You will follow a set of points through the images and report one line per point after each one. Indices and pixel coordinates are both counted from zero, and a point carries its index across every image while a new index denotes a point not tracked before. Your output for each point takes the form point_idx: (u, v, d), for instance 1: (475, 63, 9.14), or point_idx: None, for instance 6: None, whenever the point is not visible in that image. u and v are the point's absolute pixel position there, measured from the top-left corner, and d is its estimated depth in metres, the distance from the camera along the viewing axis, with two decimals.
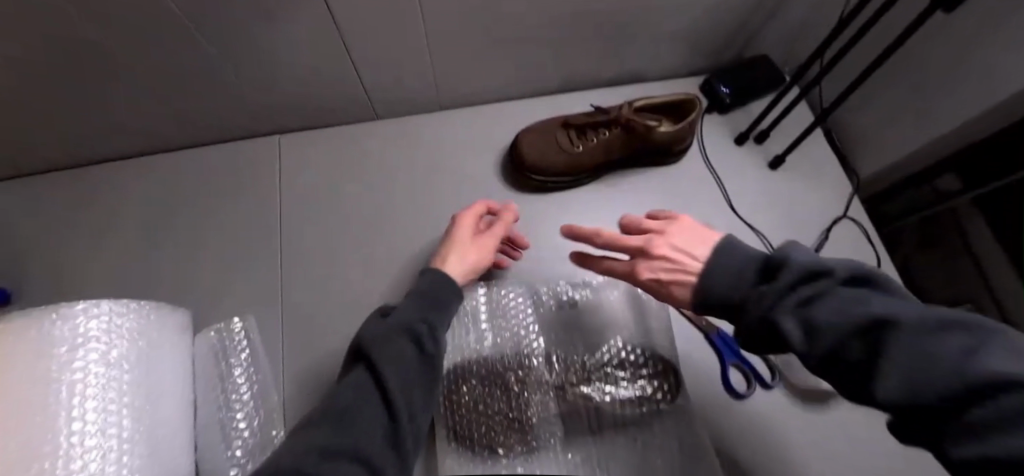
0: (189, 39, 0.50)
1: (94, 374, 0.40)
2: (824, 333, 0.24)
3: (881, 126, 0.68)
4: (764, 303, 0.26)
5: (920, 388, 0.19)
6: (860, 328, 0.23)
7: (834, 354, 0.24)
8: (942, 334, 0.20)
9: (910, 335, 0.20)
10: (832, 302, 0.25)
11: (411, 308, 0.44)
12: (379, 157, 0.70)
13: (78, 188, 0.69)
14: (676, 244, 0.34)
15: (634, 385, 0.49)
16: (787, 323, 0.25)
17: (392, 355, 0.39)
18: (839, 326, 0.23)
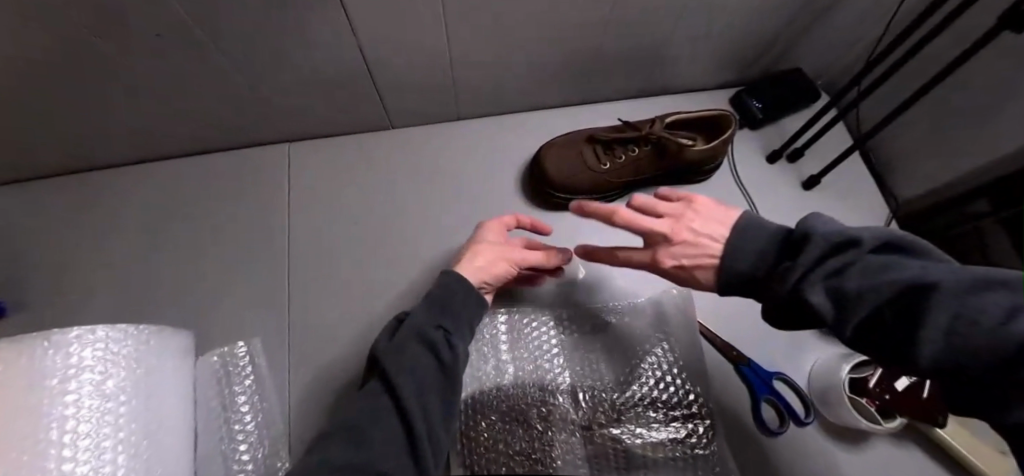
0: (200, 41, 0.46)
1: (87, 407, 0.36)
2: (860, 304, 0.25)
3: (924, 145, 0.65)
4: (793, 280, 0.27)
5: (968, 352, 0.21)
6: (894, 298, 0.24)
7: (865, 322, 0.25)
8: (978, 294, 0.21)
9: (949, 298, 0.22)
10: (862, 270, 0.25)
11: (420, 314, 0.41)
12: (396, 167, 0.67)
13: (78, 194, 0.66)
14: (700, 228, 0.32)
15: (665, 428, 0.46)
16: (822, 298, 0.26)
17: (412, 367, 0.36)
18: (873, 295, 0.25)
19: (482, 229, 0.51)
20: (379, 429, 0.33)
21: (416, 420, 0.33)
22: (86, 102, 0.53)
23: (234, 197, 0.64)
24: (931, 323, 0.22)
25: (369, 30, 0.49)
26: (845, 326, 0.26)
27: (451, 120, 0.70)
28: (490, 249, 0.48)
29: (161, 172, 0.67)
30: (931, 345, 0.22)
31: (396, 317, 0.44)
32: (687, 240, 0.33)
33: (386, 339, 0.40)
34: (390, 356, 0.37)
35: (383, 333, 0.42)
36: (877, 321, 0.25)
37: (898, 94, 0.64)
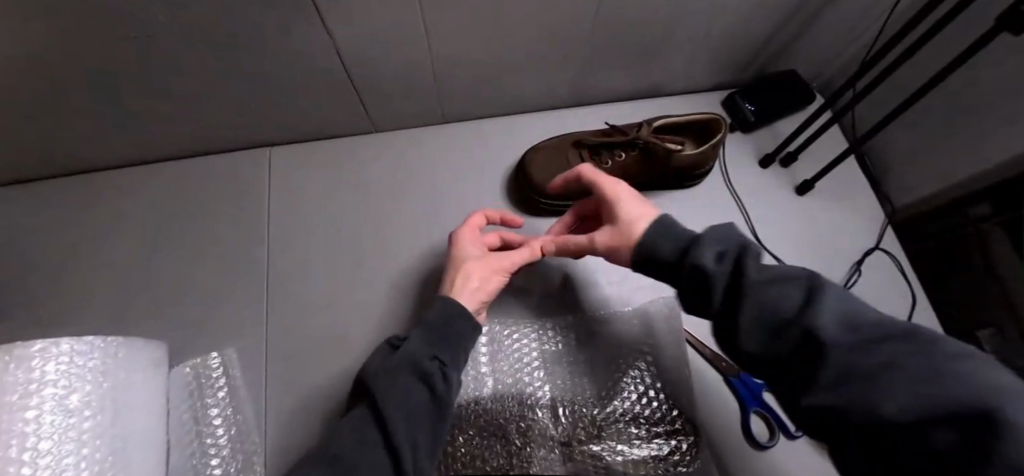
0: (179, 42, 0.45)
1: (49, 423, 0.34)
2: (766, 279, 0.30)
3: (921, 149, 0.63)
4: (712, 244, 0.33)
5: (850, 341, 0.25)
6: (798, 284, 0.29)
7: (771, 300, 0.29)
8: (856, 313, 0.27)
9: (836, 291, 0.28)
10: (770, 266, 0.31)
11: (420, 344, 0.39)
12: (383, 170, 0.65)
13: (57, 200, 0.64)
14: (630, 205, 0.40)
15: (648, 445, 0.45)
16: (742, 263, 0.31)
17: (406, 401, 0.36)
18: (779, 278, 0.30)
19: (460, 245, 0.47)
20: (368, 459, 0.33)
21: (405, 454, 0.33)
22: (63, 107, 0.51)
23: (215, 202, 0.63)
24: (827, 305, 0.27)
25: (351, 34, 0.48)
26: (752, 293, 0.29)
27: (438, 123, 0.69)
28: (479, 267, 0.44)
29: (143, 177, 0.66)
30: (828, 321, 0.26)
31: (398, 338, 0.42)
32: (615, 212, 0.41)
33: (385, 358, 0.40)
34: (382, 379, 0.37)
35: (382, 356, 0.40)
36: (782, 303, 0.28)
37: (894, 97, 0.63)
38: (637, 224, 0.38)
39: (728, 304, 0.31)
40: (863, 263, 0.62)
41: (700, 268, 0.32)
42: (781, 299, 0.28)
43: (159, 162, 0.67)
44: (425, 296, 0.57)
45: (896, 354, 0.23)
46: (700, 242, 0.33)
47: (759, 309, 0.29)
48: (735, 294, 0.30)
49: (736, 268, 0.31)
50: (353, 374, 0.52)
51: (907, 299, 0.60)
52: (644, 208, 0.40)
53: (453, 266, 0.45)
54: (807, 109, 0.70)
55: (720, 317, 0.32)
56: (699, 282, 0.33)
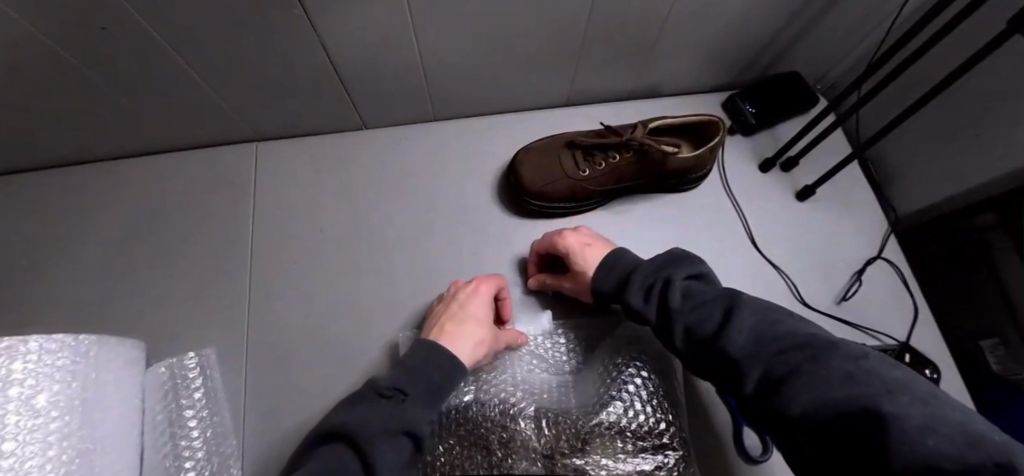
0: (161, 38, 0.43)
1: (13, 423, 0.33)
2: (690, 306, 0.36)
3: (926, 157, 0.61)
4: (639, 281, 0.40)
5: (757, 351, 0.30)
6: (717, 310, 0.34)
7: (694, 325, 0.35)
8: (760, 322, 0.32)
9: (747, 305, 0.33)
10: (696, 290, 0.37)
11: (419, 403, 0.36)
12: (374, 167, 0.64)
13: (42, 193, 0.63)
14: (581, 251, 0.47)
15: (634, 459, 0.43)
16: (667, 297, 0.37)
17: (392, 461, 0.31)
18: (700, 303, 0.36)
19: (466, 299, 0.47)
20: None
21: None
22: (44, 102, 0.50)
23: (201, 198, 0.62)
24: (740, 325, 0.32)
25: (335, 34, 0.46)
26: (677, 319, 0.36)
27: (429, 121, 0.67)
28: (479, 326, 0.44)
29: (128, 171, 0.64)
30: (740, 339, 0.31)
31: (388, 387, 0.36)
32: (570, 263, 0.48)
33: (373, 415, 0.34)
34: (380, 443, 0.32)
35: (377, 410, 0.34)
36: (703, 326, 0.34)
37: (899, 102, 0.61)
38: (588, 272, 0.46)
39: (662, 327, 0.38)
40: (863, 272, 0.60)
41: (635, 305, 0.40)
42: (701, 323, 0.34)
43: (145, 155, 0.65)
44: (410, 299, 0.55)
45: (800, 361, 0.28)
46: (632, 280, 0.40)
47: (687, 330, 0.35)
48: (666, 320, 0.37)
49: (663, 301, 0.38)
50: (335, 375, 0.51)
51: (910, 311, 0.58)
52: (591, 250, 0.46)
53: (455, 313, 0.45)
54: (810, 111, 0.68)
55: (659, 333, 0.39)
56: (641, 316, 0.40)
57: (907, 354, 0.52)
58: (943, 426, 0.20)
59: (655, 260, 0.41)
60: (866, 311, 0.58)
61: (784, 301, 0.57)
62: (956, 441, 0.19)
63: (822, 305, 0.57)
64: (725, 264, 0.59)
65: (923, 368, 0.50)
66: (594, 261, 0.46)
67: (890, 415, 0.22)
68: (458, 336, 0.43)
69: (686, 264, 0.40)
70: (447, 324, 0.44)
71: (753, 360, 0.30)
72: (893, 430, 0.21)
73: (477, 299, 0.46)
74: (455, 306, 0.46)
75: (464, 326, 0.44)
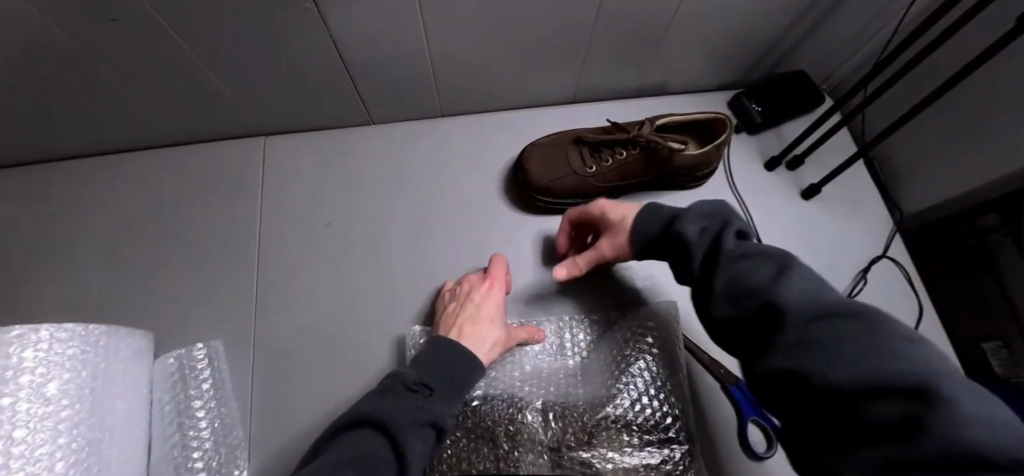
0: (172, 32, 0.44)
1: (24, 411, 0.33)
2: (738, 256, 0.32)
3: (931, 157, 0.61)
4: (689, 222, 0.36)
5: (809, 309, 0.26)
6: (772, 263, 0.30)
7: (744, 274, 0.30)
8: (810, 284, 0.28)
9: (803, 268, 0.29)
10: (750, 245, 0.33)
11: (442, 400, 0.37)
12: (381, 162, 0.64)
13: (49, 185, 0.63)
14: (615, 209, 0.46)
15: (640, 453, 0.44)
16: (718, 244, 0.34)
17: (418, 452, 0.33)
18: (751, 256, 0.32)
19: (477, 296, 0.47)
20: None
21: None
22: (55, 93, 0.50)
23: (208, 191, 0.62)
24: (794, 281, 0.28)
25: (343, 30, 0.47)
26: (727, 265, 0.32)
27: (436, 117, 0.67)
28: (492, 323, 0.46)
29: (135, 164, 0.65)
30: (791, 294, 0.27)
31: (415, 382, 0.37)
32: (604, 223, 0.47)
33: (399, 406, 0.35)
34: (409, 434, 0.33)
35: (408, 403, 0.35)
36: (754, 276, 0.30)
37: (904, 103, 0.61)
38: (626, 224, 0.44)
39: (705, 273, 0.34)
40: (869, 271, 0.60)
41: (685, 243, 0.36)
42: (752, 273, 0.30)
43: (153, 149, 0.66)
44: (416, 294, 0.56)
45: (849, 329, 0.25)
46: (682, 225, 0.36)
47: (733, 279, 0.31)
48: (710, 268, 0.33)
49: (711, 248, 0.34)
50: (343, 368, 0.51)
51: (915, 310, 0.58)
52: (625, 207, 0.46)
53: (467, 312, 0.46)
54: (816, 110, 0.69)
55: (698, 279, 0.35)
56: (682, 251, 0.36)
57: None
58: (995, 420, 0.19)
59: (705, 207, 0.37)
60: None
61: None
62: (1005, 436, 0.18)
63: None
64: None
65: None
66: (630, 213, 0.44)
67: (949, 398, 0.19)
68: (473, 336, 0.44)
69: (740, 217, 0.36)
70: (465, 325, 0.45)
71: (797, 316, 0.26)
72: (940, 412, 0.19)
73: (491, 300, 0.47)
74: (466, 304, 0.47)
75: (483, 327, 0.45)
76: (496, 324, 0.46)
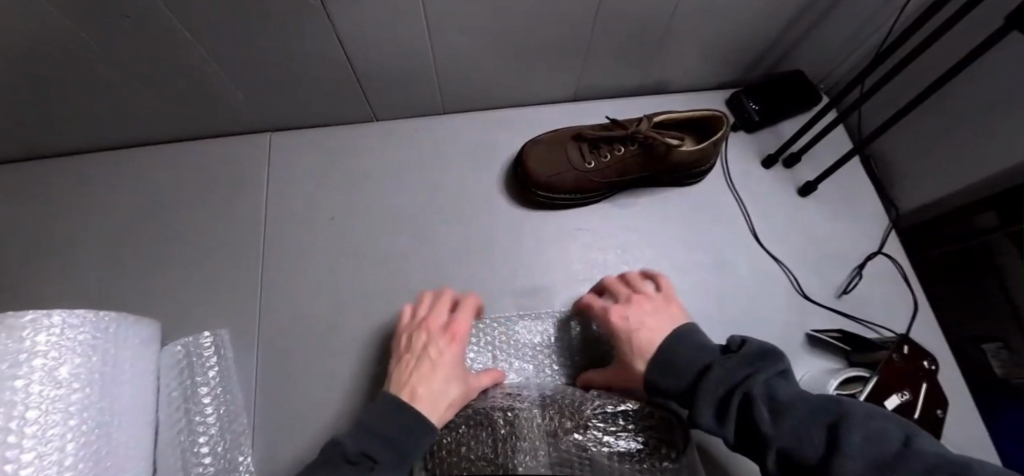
0: (181, 32, 0.45)
1: (37, 393, 0.34)
2: (674, 370, 0.36)
3: (923, 157, 0.62)
4: (708, 401, 0.33)
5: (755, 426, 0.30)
6: (806, 425, 0.28)
7: (789, 446, 0.28)
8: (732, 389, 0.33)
9: (717, 370, 0.34)
10: (784, 396, 0.31)
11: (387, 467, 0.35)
12: (383, 157, 0.66)
13: (61, 177, 0.65)
14: (634, 333, 0.41)
15: (636, 437, 0.44)
16: (749, 410, 0.31)
17: None
18: (685, 372, 0.36)
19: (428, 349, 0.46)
20: None
21: None
22: (66, 90, 0.52)
23: (216, 186, 0.64)
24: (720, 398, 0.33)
25: (345, 30, 0.48)
26: (767, 443, 0.29)
27: (438, 115, 0.69)
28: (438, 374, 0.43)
29: (144, 157, 0.66)
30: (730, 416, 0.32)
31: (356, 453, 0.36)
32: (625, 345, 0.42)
33: None
34: None
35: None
36: (803, 450, 0.28)
37: (899, 99, 0.62)
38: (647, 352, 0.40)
39: (745, 437, 0.32)
40: (864, 267, 0.61)
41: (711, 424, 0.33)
42: (796, 444, 0.28)
43: (161, 144, 0.68)
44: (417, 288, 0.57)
45: (799, 432, 0.28)
46: (700, 392, 0.33)
47: (779, 454, 0.29)
48: (755, 440, 0.31)
49: (746, 415, 0.31)
50: (344, 358, 0.53)
51: (911, 306, 0.59)
52: (646, 333, 0.41)
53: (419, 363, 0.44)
54: (812, 109, 0.69)
55: (740, 446, 0.33)
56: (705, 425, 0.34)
57: (907, 346, 0.48)
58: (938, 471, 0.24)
59: (727, 366, 0.34)
60: (866, 305, 0.58)
61: (784, 295, 0.58)
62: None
63: (822, 298, 0.58)
64: (727, 258, 0.60)
65: (920, 360, 0.48)
66: (650, 345, 0.39)
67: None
68: (419, 385, 0.42)
69: (765, 361, 0.34)
70: (424, 382, 0.42)
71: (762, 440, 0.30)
72: None
73: (454, 352, 0.46)
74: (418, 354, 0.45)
75: (444, 382, 0.43)
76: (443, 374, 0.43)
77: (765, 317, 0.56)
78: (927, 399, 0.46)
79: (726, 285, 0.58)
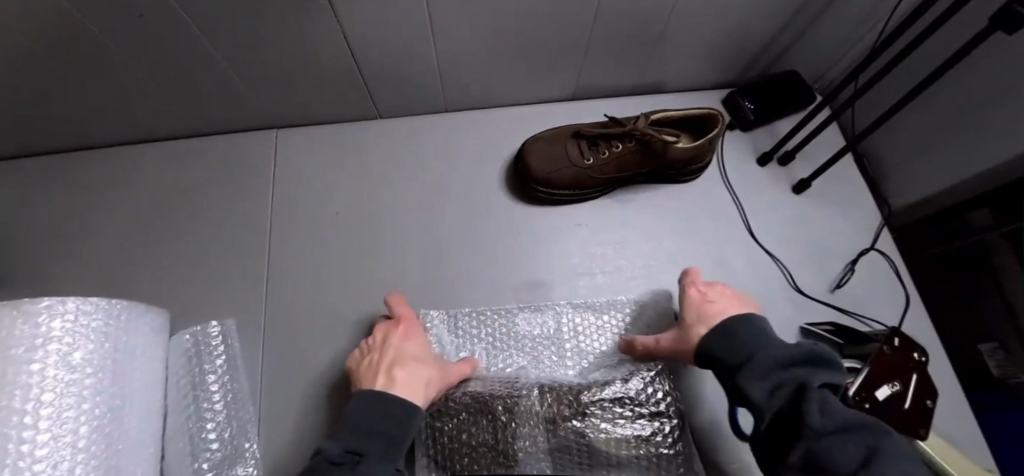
0: (192, 31, 0.47)
1: (52, 376, 0.35)
2: (730, 346, 0.36)
3: (914, 156, 0.63)
4: (762, 376, 0.32)
5: (791, 416, 0.28)
6: (852, 442, 0.25)
7: (820, 446, 0.25)
8: (785, 376, 0.31)
9: (777, 356, 0.32)
10: (840, 407, 0.28)
11: (378, 461, 0.33)
12: (387, 153, 0.67)
13: (70, 173, 0.67)
14: (702, 306, 0.42)
15: (632, 424, 0.46)
16: (796, 400, 0.29)
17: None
18: (741, 351, 0.35)
19: (388, 343, 0.44)
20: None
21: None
22: (80, 87, 0.54)
23: (221, 181, 0.65)
24: (769, 379, 0.31)
25: (351, 30, 0.49)
26: (808, 437, 0.26)
27: (439, 113, 0.70)
28: (409, 363, 0.42)
29: (152, 154, 0.68)
30: (771, 399, 0.30)
31: (340, 452, 0.33)
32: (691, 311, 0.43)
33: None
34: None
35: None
36: (835, 456, 0.25)
37: (892, 98, 0.63)
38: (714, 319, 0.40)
39: (778, 436, 0.29)
40: (856, 263, 0.62)
41: (750, 397, 0.32)
42: (829, 448, 0.25)
43: (169, 140, 0.69)
44: (420, 281, 0.58)
45: (840, 439, 0.25)
46: (753, 366, 0.33)
47: (808, 455, 0.26)
48: (789, 435, 0.28)
49: (794, 406, 0.29)
50: (347, 349, 0.54)
51: (902, 301, 0.60)
52: (714, 305, 0.41)
53: (383, 358, 0.42)
54: (807, 109, 0.71)
55: (768, 440, 0.30)
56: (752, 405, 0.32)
57: (896, 340, 0.49)
58: None
59: (794, 351, 0.32)
60: (859, 300, 0.60)
61: (779, 290, 0.59)
62: None
63: (815, 292, 0.59)
64: (723, 253, 0.61)
65: (911, 352, 0.49)
66: (718, 315, 0.40)
67: None
68: (390, 377, 0.40)
69: (829, 370, 0.32)
70: (396, 367, 0.41)
71: (796, 435, 0.27)
72: None
73: (413, 335, 0.46)
74: (379, 350, 0.44)
75: (416, 362, 0.42)
76: (413, 362, 0.42)
77: (760, 311, 0.57)
78: (917, 389, 0.47)
79: (722, 279, 0.59)
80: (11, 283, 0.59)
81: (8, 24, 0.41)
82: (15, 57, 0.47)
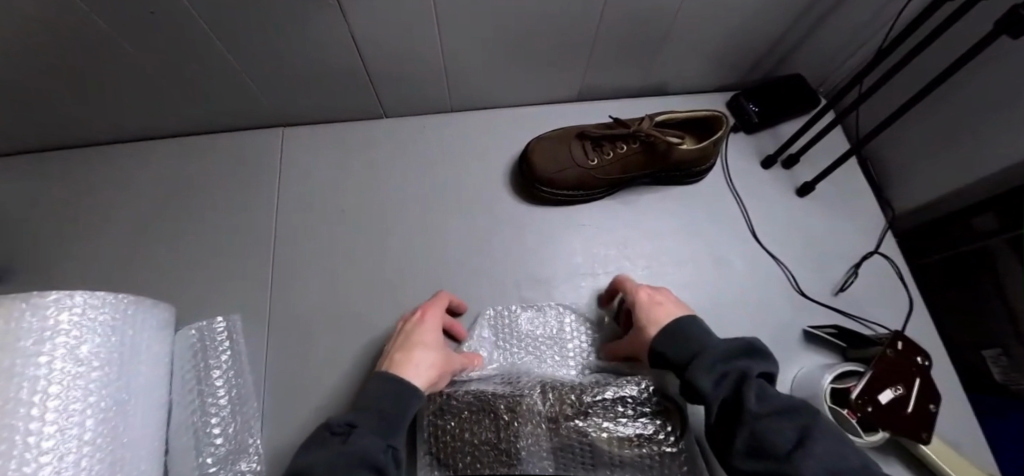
0: (200, 30, 0.47)
1: (59, 369, 0.35)
2: (675, 338, 0.38)
3: (918, 161, 0.63)
4: (710, 367, 0.34)
5: (737, 402, 0.31)
6: (788, 425, 0.29)
7: (762, 429, 0.29)
8: (728, 367, 0.34)
9: (721, 345, 0.35)
10: (772, 392, 0.32)
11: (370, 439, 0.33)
12: (392, 152, 0.68)
13: (77, 169, 0.67)
14: (650, 308, 0.42)
15: (633, 423, 0.45)
16: (741, 390, 0.32)
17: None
18: (686, 343, 0.37)
19: (404, 327, 0.46)
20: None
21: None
22: (88, 84, 0.54)
23: (227, 178, 0.66)
24: (716, 371, 0.34)
25: (358, 30, 0.50)
26: (749, 421, 0.30)
27: (444, 113, 0.71)
28: (411, 347, 0.42)
29: (159, 151, 0.69)
30: (719, 389, 0.33)
31: (339, 424, 0.34)
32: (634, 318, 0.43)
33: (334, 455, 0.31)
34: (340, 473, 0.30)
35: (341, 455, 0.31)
36: (775, 438, 0.29)
37: (896, 102, 0.63)
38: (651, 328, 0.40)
39: (725, 420, 0.32)
40: (860, 266, 0.62)
41: (701, 391, 0.33)
42: (769, 432, 0.29)
43: (175, 138, 0.70)
44: (424, 279, 0.58)
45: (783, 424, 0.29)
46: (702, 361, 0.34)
47: (752, 438, 0.30)
48: (733, 419, 0.32)
49: (736, 392, 0.32)
50: (351, 346, 0.54)
51: (907, 305, 0.60)
52: (663, 307, 0.41)
53: (396, 341, 0.44)
54: (810, 113, 0.71)
55: (717, 427, 0.33)
56: (699, 397, 0.34)
57: (901, 343, 0.49)
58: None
59: (733, 343, 0.36)
60: (862, 303, 0.60)
61: (781, 292, 0.59)
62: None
63: (818, 295, 0.59)
64: (726, 255, 0.61)
65: (915, 356, 0.49)
66: (654, 322, 0.40)
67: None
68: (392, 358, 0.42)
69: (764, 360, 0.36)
70: (401, 350, 0.42)
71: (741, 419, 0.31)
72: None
73: (428, 320, 0.47)
74: (397, 333, 0.46)
75: (420, 348, 0.43)
76: (416, 345, 0.43)
77: (763, 312, 0.57)
78: (921, 395, 0.47)
79: (726, 281, 0.59)
80: (16, 278, 0.59)
81: (19, 19, 0.42)
82: (25, 54, 0.47)
